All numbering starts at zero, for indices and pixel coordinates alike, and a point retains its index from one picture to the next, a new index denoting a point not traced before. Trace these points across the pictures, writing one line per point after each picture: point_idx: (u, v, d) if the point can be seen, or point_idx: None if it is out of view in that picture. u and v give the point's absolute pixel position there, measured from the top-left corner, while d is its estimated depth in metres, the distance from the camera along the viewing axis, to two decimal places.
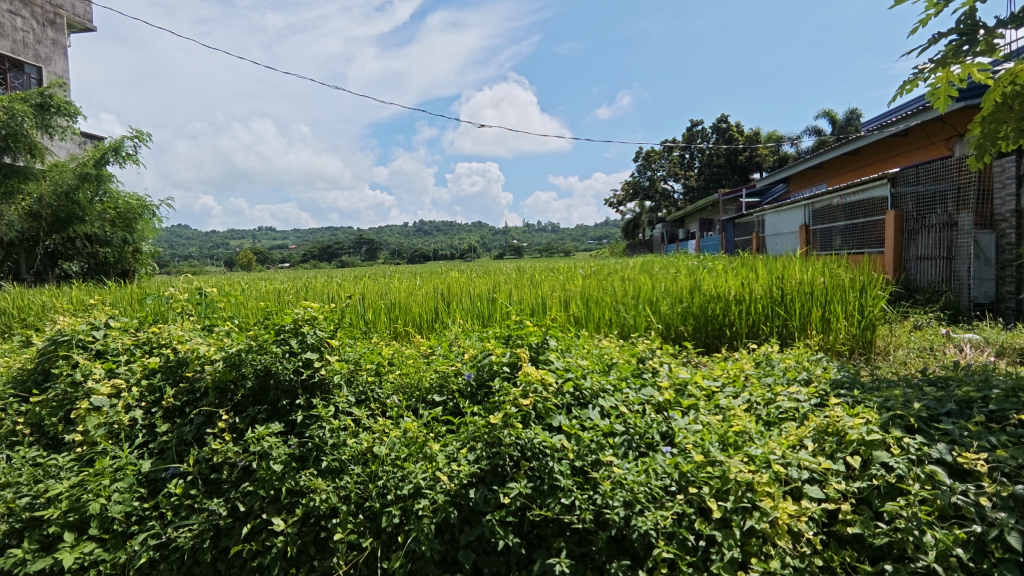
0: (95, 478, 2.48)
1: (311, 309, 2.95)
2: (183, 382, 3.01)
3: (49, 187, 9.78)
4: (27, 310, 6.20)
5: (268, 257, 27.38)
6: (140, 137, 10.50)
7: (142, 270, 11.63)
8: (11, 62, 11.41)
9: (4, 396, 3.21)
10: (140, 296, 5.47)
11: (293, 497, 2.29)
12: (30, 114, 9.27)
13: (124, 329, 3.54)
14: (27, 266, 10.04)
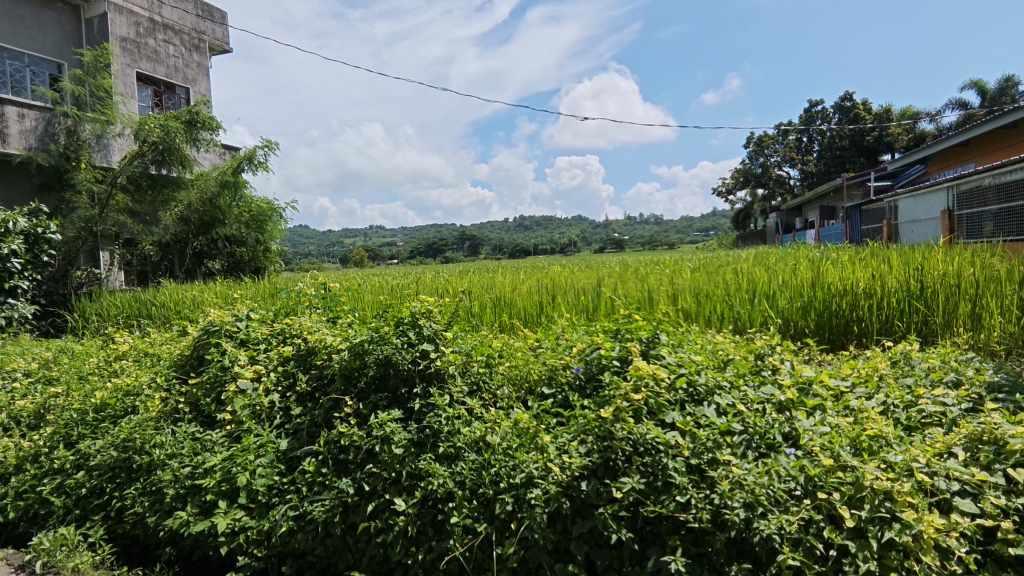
0: (242, 453, 2.77)
1: (427, 303, 3.10)
2: (313, 369, 3.27)
3: (196, 195, 10.98)
4: (179, 304, 7.02)
5: (379, 254, 28.89)
6: (269, 146, 11.52)
7: (271, 267, 12.89)
8: (165, 84, 13.05)
9: (167, 377, 3.67)
10: (272, 291, 6.01)
11: (412, 480, 2.42)
12: (181, 129, 10.08)
13: (262, 320, 3.91)
14: (179, 265, 11.73)
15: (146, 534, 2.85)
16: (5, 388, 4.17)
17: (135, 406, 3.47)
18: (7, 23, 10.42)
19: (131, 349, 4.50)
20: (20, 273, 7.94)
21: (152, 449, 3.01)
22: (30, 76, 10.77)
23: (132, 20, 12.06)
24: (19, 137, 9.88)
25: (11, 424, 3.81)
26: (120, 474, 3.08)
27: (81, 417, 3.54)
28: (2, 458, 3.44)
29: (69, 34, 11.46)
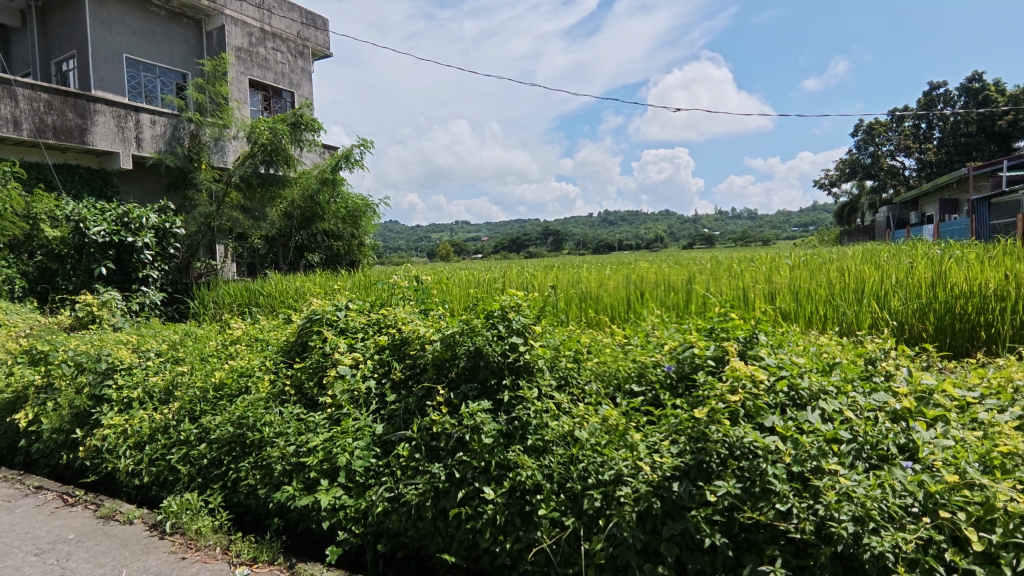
0: (342, 435, 2.95)
1: (516, 296, 3.14)
2: (407, 358, 3.40)
3: (299, 192, 11.75)
4: (284, 294, 7.53)
5: (464, 248, 29.48)
6: (365, 145, 12.09)
7: (365, 260, 13.47)
8: (273, 90, 14.02)
9: (275, 361, 3.96)
10: (368, 283, 6.30)
11: (501, 470, 2.46)
12: (287, 132, 10.78)
13: (359, 310, 4.13)
14: (283, 258, 12.55)
15: (257, 504, 3.10)
16: (141, 366, 4.66)
17: (248, 386, 3.77)
18: (143, 39, 11.74)
19: (244, 335, 4.89)
20: (151, 263, 8.85)
21: (262, 428, 3.26)
22: (158, 84, 12.17)
23: (245, 31, 13.05)
24: (151, 141, 10.99)
25: (146, 399, 4.27)
26: (235, 448, 3.35)
27: (202, 395, 3.90)
28: (138, 427, 3.86)
29: (192, 46, 12.71)
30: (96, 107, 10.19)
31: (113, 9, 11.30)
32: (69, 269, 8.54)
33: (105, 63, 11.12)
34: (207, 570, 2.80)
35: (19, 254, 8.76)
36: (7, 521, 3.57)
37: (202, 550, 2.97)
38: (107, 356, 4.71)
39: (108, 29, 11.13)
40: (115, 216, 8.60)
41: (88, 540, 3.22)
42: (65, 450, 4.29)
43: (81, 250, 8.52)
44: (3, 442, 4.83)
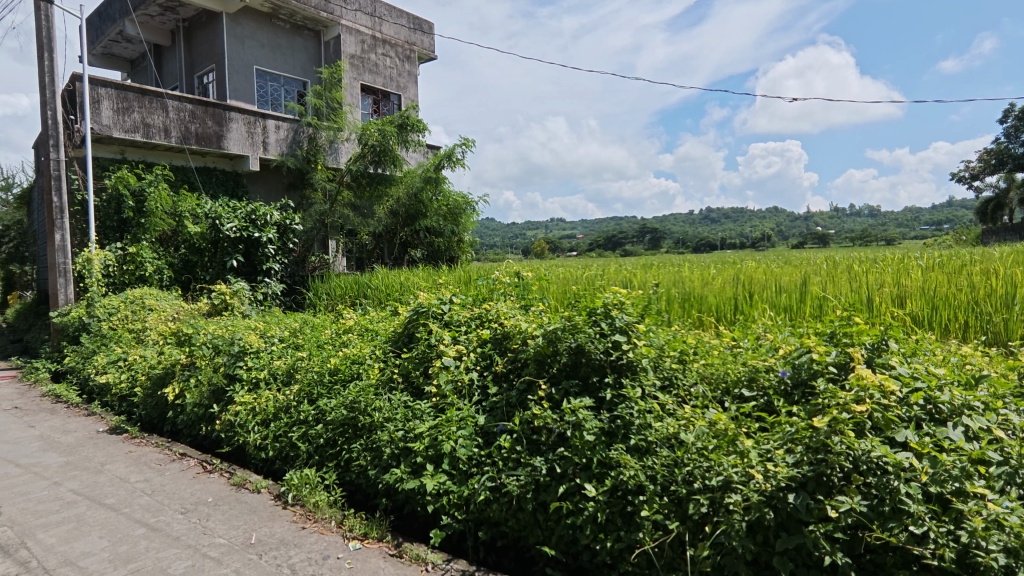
0: (446, 424, 3.06)
1: (619, 294, 3.10)
2: (508, 352, 3.47)
3: (405, 190, 12.31)
4: (390, 287, 7.94)
5: (559, 245, 29.36)
6: (466, 144, 12.43)
7: (464, 256, 13.90)
8: (382, 93, 14.77)
9: (385, 350, 4.19)
10: (469, 279, 6.47)
11: (602, 468, 2.45)
12: (395, 132, 11.46)
13: (462, 304, 4.25)
14: (388, 253, 13.16)
15: (367, 484, 3.29)
16: (267, 350, 5.11)
17: (360, 373, 4.02)
18: (270, 51, 12.83)
19: (355, 324, 5.20)
20: (274, 257, 9.69)
21: (372, 412, 3.46)
22: (282, 92, 13.24)
23: (358, 39, 13.85)
24: (276, 145, 11.97)
25: (271, 380, 4.68)
26: (348, 430, 3.59)
27: (319, 378, 4.20)
28: (265, 405, 4.24)
29: (312, 55, 13.68)
30: (230, 114, 11.23)
31: (246, 25, 12.43)
32: (206, 261, 9.54)
33: (239, 75, 12.27)
34: (324, 540, 3.02)
35: (166, 248, 9.88)
36: (159, 481, 4.07)
37: (320, 522, 3.21)
38: (239, 340, 5.20)
39: (241, 43, 12.28)
40: (245, 214, 9.49)
41: (223, 504, 3.58)
42: (204, 422, 4.80)
43: (217, 244, 9.50)
44: (155, 412, 5.48)
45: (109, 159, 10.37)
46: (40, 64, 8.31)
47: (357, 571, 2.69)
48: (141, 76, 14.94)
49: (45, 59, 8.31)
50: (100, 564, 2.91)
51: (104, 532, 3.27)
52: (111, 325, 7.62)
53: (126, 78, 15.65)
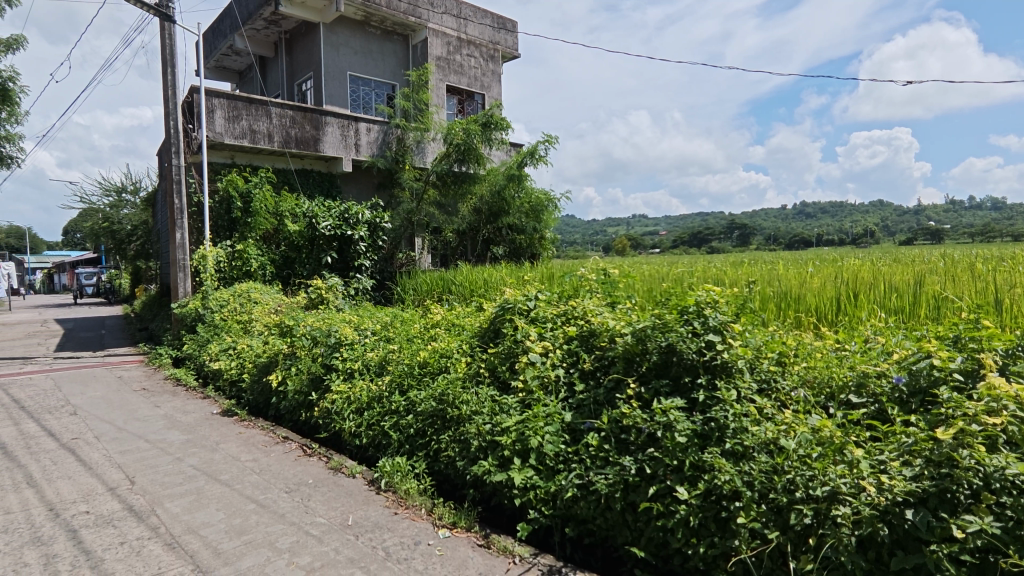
0: (533, 419, 3.08)
1: (713, 292, 2.99)
2: (596, 351, 3.45)
3: (488, 188, 12.52)
4: (474, 284, 8.09)
5: (641, 242, 28.40)
6: (549, 141, 12.45)
7: (545, 253, 13.91)
8: (467, 93, 15.05)
9: (472, 344, 4.28)
10: (552, 276, 6.47)
11: (695, 471, 2.38)
12: (479, 131, 11.69)
13: (548, 300, 4.26)
14: (471, 250, 13.38)
15: (455, 475, 3.38)
16: (360, 342, 5.36)
17: (448, 366, 4.13)
18: (362, 57, 13.44)
19: (442, 319, 5.34)
20: (365, 253, 10.18)
21: (460, 405, 3.54)
22: (373, 96, 13.84)
23: (445, 41, 14.18)
24: (367, 146, 12.50)
25: (364, 370, 4.91)
26: (437, 422, 3.70)
27: (409, 370, 4.36)
28: (359, 395, 4.45)
29: (400, 59, 14.19)
30: (327, 119, 11.86)
31: (341, 33, 13.08)
32: (304, 258, 10.15)
33: (334, 81, 12.96)
34: (415, 526, 3.14)
35: (269, 245, 10.64)
36: (265, 461, 4.39)
37: (411, 508, 3.34)
38: (335, 332, 5.50)
39: (336, 50, 12.95)
40: (339, 212, 10.01)
41: (322, 486, 3.81)
42: (304, 409, 5.12)
43: (313, 242, 10.08)
44: (260, 397, 5.92)
45: (220, 163, 11.26)
46: (163, 78, 9.17)
47: (447, 559, 2.78)
48: (248, 86, 16.12)
49: (168, 74, 9.16)
50: (217, 534, 3.18)
51: (221, 506, 3.57)
52: (222, 317, 8.29)
53: (235, 88, 16.93)
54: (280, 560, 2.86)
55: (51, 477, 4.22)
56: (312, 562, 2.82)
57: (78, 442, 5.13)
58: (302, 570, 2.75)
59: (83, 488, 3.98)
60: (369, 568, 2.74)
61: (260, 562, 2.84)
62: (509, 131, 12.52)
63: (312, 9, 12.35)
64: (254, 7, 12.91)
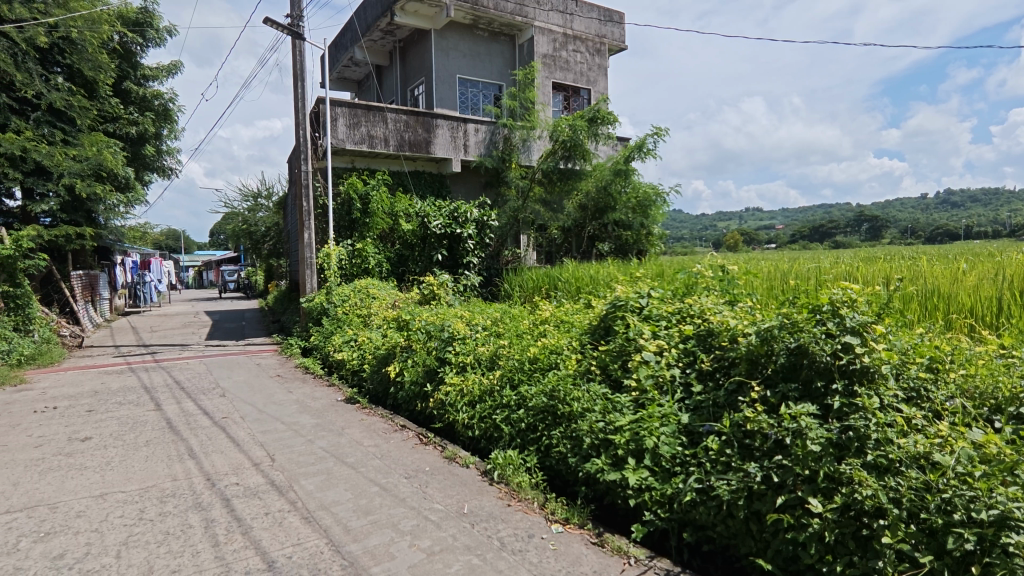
0: (648, 419, 3.01)
1: (850, 289, 2.75)
2: (714, 350, 3.30)
3: (594, 184, 12.41)
4: (580, 281, 8.04)
5: (756, 237, 26.54)
6: (658, 133, 12.09)
7: (652, 250, 13.34)
8: (572, 89, 15.00)
9: (583, 341, 4.26)
10: (664, 273, 6.28)
11: (830, 483, 2.21)
12: (585, 127, 11.62)
13: (661, 298, 4.15)
14: (577, 247, 13.17)
15: (567, 471, 3.40)
16: (472, 336, 5.50)
17: (558, 362, 4.14)
18: (471, 60, 13.82)
19: (551, 315, 5.34)
20: (473, 251, 10.43)
21: (571, 402, 3.53)
22: (481, 97, 14.19)
23: (551, 38, 14.19)
24: (475, 146, 12.80)
25: (476, 365, 5.04)
26: (549, 417, 3.72)
27: (520, 365, 4.41)
28: (471, 387, 4.58)
29: (507, 59, 14.42)
30: (438, 121, 12.32)
31: (451, 38, 13.54)
32: (417, 255, 10.65)
33: (444, 85, 13.46)
34: (528, 519, 3.19)
35: (386, 244, 11.28)
36: (386, 447, 4.67)
37: (523, 501, 3.40)
38: (448, 327, 5.70)
39: (446, 54, 13.42)
40: (449, 211, 10.35)
41: (438, 474, 3.98)
42: (420, 399, 5.38)
43: (425, 240, 10.55)
44: (380, 387, 6.30)
45: (342, 168, 12.11)
46: (295, 91, 10.00)
47: (561, 554, 2.80)
48: (366, 94, 17.15)
49: (298, 87, 9.98)
50: (347, 512, 3.44)
51: (348, 486, 3.85)
52: (344, 310, 8.91)
53: (355, 97, 18.10)
54: (402, 542, 3.02)
55: (207, 451, 4.78)
56: (432, 546, 2.96)
57: (228, 421, 5.76)
58: (423, 552, 2.90)
59: (233, 462, 4.46)
60: (486, 556, 2.82)
61: (385, 541, 3.03)
62: (616, 125, 12.32)
63: (423, 16, 12.99)
64: (372, 19, 13.72)
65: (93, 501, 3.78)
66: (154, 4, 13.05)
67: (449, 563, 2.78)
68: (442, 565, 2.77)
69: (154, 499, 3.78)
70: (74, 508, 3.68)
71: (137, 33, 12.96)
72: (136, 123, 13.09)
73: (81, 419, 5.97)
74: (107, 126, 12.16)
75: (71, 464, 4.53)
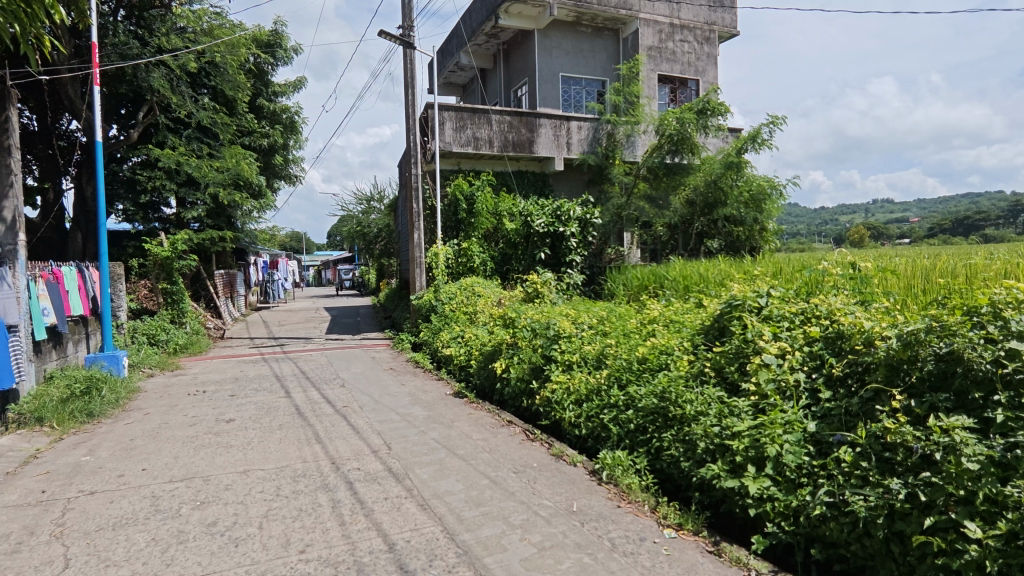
0: (770, 425, 2.83)
1: (1017, 291, 2.47)
2: (846, 354, 3.04)
3: (703, 178, 11.76)
4: (688, 279, 7.76)
5: (885, 230, 23.95)
6: (775, 122, 11.37)
7: (767, 247, 12.60)
8: (679, 81, 14.44)
9: (695, 342, 4.10)
10: (783, 271, 5.90)
11: (991, 507, 2.04)
12: (694, 119, 11.28)
13: (782, 297, 3.90)
14: (684, 244, 12.60)
15: (680, 475, 3.29)
16: (578, 335, 5.47)
17: (668, 363, 4.01)
18: (574, 57, 13.77)
19: (660, 315, 5.19)
20: (576, 249, 10.36)
21: (683, 405, 3.40)
22: (584, 94, 14.08)
23: (657, 29, 13.76)
24: (578, 144, 12.75)
25: (581, 363, 5.01)
26: (658, 419, 3.62)
27: (628, 364, 4.32)
28: (578, 386, 4.57)
29: (611, 54, 14.21)
30: (541, 121, 12.40)
31: (554, 37, 13.57)
32: (520, 254, 10.80)
33: (547, 84, 13.54)
34: (640, 522, 3.13)
35: (490, 243, 11.56)
36: (494, 442, 4.78)
37: (633, 503, 3.35)
38: (553, 325, 5.71)
39: (549, 54, 13.48)
40: (552, 210, 10.38)
41: (546, 471, 4.02)
42: (526, 396, 5.46)
43: (529, 239, 10.67)
44: (486, 382, 6.46)
45: (449, 170, 12.56)
46: (406, 98, 10.49)
47: (675, 560, 2.73)
48: (472, 97, 17.64)
49: (410, 95, 10.46)
50: (459, 502, 3.57)
51: (460, 477, 3.99)
52: (451, 308, 9.23)
53: (460, 101, 18.68)
54: (514, 535, 3.08)
55: (331, 437, 5.16)
56: (543, 541, 2.99)
57: (348, 409, 6.19)
58: (534, 547, 2.94)
59: (354, 448, 4.78)
60: (596, 555, 2.81)
61: (497, 533, 3.10)
62: (727, 116, 11.79)
63: (527, 17, 13.13)
64: (478, 24, 14.07)
65: (238, 476, 4.22)
66: (283, 26, 14.20)
67: (560, 559, 2.79)
68: (553, 561, 2.79)
69: (288, 478, 4.15)
70: (223, 481, 4.13)
71: (268, 54, 14.15)
72: (268, 135, 14.38)
73: (225, 403, 6.68)
74: (244, 139, 13.45)
75: (219, 442, 5.09)
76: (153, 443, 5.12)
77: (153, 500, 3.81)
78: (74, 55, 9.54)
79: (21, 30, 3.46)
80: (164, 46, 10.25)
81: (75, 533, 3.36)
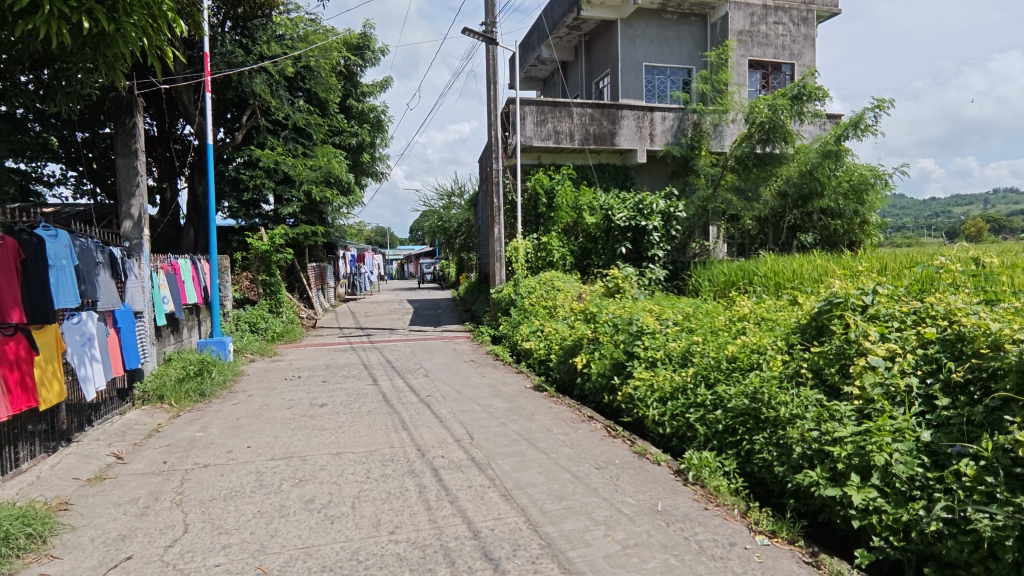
0: (877, 433, 2.64)
1: None
2: (968, 358, 2.79)
3: (797, 167, 11.07)
4: (781, 275, 7.36)
5: (1009, 223, 21.55)
6: (880, 105, 10.50)
7: (868, 241, 11.65)
8: (773, 65, 13.67)
9: (790, 342, 3.88)
10: (892, 267, 5.46)
11: None
12: (787, 105, 10.65)
13: (891, 295, 3.62)
14: (774, 238, 12.07)
15: (773, 480, 3.15)
16: (662, 331, 5.34)
17: (761, 363, 3.82)
18: (659, 46, 13.39)
19: (751, 312, 4.96)
20: (658, 244, 10.08)
21: (777, 406, 3.23)
22: (669, 84, 13.65)
23: (748, 12, 13.08)
24: (662, 135, 12.40)
25: (665, 360, 4.87)
26: (749, 421, 3.46)
27: (716, 364, 4.15)
28: (662, 384, 4.45)
29: (698, 41, 13.67)
30: (623, 113, 12.16)
31: (638, 26, 13.26)
32: (600, 249, 10.66)
33: (630, 74, 13.25)
34: (729, 526, 3.02)
35: (570, 237, 11.51)
36: (574, 436, 4.77)
37: (722, 506, 3.24)
38: (636, 321, 5.60)
39: (632, 43, 13.20)
40: (634, 204, 10.19)
41: (629, 468, 3.96)
42: (607, 391, 5.41)
43: (609, 233, 10.51)
44: (567, 376, 6.46)
45: (530, 164, 12.60)
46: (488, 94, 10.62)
47: (769, 568, 2.61)
48: (552, 91, 17.57)
49: (492, 90, 10.58)
50: (542, 494, 3.59)
51: (541, 470, 4.02)
52: (530, 301, 9.27)
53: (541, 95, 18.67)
54: (598, 530, 3.07)
55: (416, 424, 5.34)
56: (627, 539, 2.96)
57: (432, 398, 6.38)
58: (618, 544, 2.91)
59: (438, 436, 4.93)
60: (683, 557, 2.74)
61: (581, 528, 3.10)
62: (825, 101, 11.06)
63: (609, 7, 12.92)
64: (559, 16, 14.00)
65: (331, 457, 4.46)
66: (371, 28, 14.78)
67: (646, 559, 2.75)
68: (639, 560, 2.75)
69: (377, 462, 4.34)
70: (318, 462, 4.39)
71: (358, 56, 14.78)
72: (356, 134, 15.06)
73: (318, 388, 7.09)
74: (335, 139, 14.14)
75: (315, 425, 5.42)
76: (256, 423, 5.52)
77: (257, 476, 4.12)
78: (189, 65, 10.42)
79: (149, 44, 3.81)
80: (265, 53, 10.95)
81: (192, 501, 3.70)
